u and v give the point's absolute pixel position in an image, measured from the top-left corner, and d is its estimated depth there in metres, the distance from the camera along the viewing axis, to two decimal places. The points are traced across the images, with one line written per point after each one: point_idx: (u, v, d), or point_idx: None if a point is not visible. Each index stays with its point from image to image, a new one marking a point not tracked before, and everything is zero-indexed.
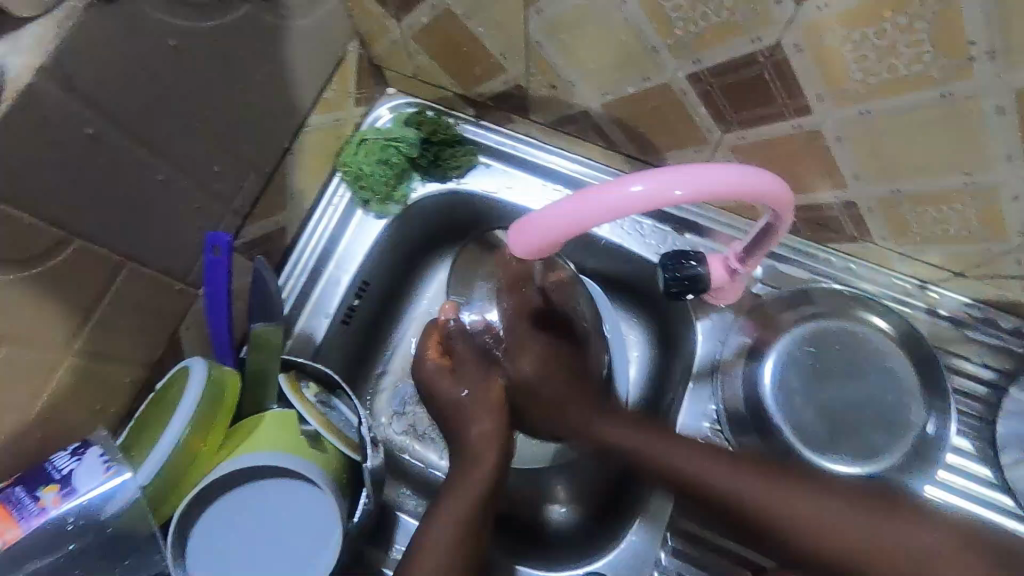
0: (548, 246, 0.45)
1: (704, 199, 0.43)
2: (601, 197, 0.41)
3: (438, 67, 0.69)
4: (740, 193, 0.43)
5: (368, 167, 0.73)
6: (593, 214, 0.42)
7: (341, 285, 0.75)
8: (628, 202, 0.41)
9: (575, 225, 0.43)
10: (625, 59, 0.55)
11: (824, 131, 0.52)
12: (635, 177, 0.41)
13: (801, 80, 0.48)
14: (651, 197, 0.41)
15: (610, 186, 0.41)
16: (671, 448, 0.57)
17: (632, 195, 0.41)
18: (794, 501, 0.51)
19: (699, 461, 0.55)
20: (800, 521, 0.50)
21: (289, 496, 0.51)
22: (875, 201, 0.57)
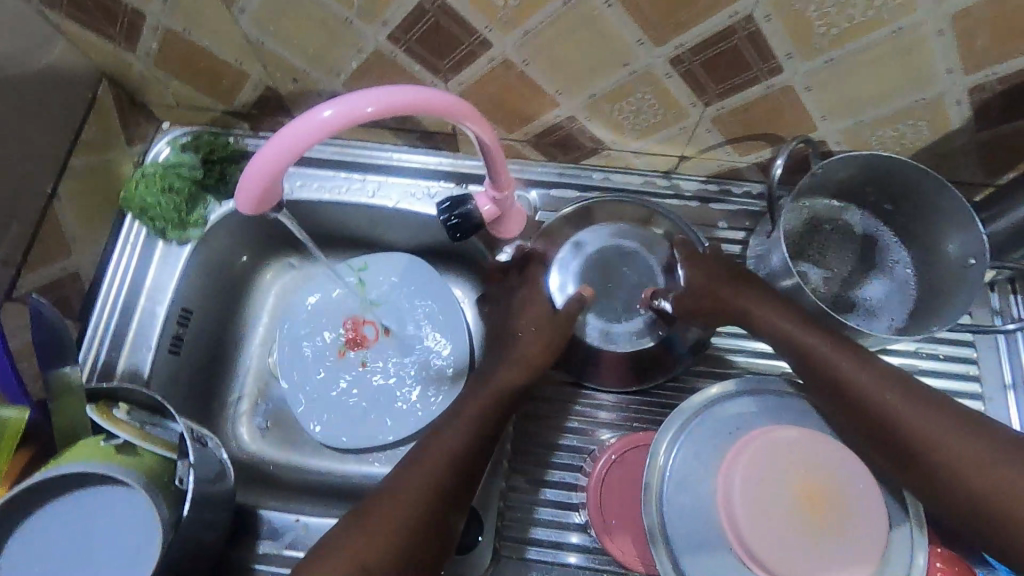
0: (272, 186, 0.49)
1: (393, 113, 0.50)
2: (299, 125, 0.47)
3: (194, 90, 0.73)
4: (416, 107, 0.51)
5: (152, 198, 0.75)
6: (291, 148, 0.47)
7: (157, 316, 0.76)
8: (319, 127, 0.47)
9: (286, 155, 0.48)
10: (332, 36, 0.61)
11: (510, 58, 0.61)
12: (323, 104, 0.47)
13: (468, 17, 0.56)
14: (337, 120, 0.47)
15: (303, 116, 0.47)
16: (834, 351, 0.59)
17: (321, 120, 0.47)
18: (923, 415, 0.54)
19: (851, 368, 0.58)
20: (941, 445, 0.53)
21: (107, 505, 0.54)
22: (585, 109, 0.67)
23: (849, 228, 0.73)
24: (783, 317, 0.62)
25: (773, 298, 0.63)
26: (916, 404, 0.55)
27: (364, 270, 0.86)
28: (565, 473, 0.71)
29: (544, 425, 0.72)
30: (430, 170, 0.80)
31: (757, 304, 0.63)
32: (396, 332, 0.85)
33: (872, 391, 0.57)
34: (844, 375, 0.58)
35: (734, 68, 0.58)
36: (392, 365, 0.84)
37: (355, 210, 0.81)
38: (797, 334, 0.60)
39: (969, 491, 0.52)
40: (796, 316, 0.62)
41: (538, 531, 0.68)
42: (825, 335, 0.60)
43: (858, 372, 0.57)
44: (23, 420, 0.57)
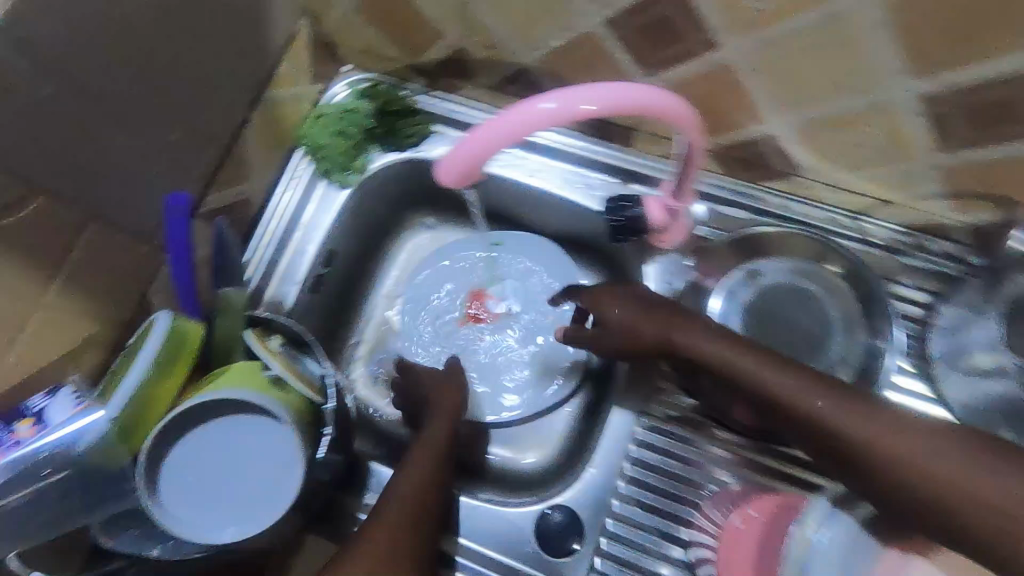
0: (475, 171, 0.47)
1: (612, 113, 0.46)
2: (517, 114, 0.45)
3: (387, 40, 0.74)
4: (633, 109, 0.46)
5: (325, 140, 0.78)
6: (498, 135, 0.45)
7: (307, 254, 0.79)
8: (536, 118, 0.45)
9: (496, 143, 0.46)
10: (547, 10, 0.58)
11: (733, 64, 0.56)
12: (545, 95, 0.45)
13: (704, 14, 0.52)
14: (555, 114, 0.45)
15: (523, 104, 0.45)
16: (776, 374, 0.53)
17: (537, 112, 0.45)
18: (876, 437, 0.47)
19: (795, 387, 0.51)
20: (896, 466, 0.46)
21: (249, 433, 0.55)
22: (793, 129, 0.61)
23: None
24: (749, 359, 0.54)
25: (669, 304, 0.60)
26: (888, 438, 0.47)
27: (499, 246, 0.84)
28: (682, 506, 0.66)
29: (667, 451, 0.69)
30: (596, 160, 0.76)
31: (681, 328, 0.58)
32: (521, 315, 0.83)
33: (837, 413, 0.49)
34: (828, 422, 0.49)
35: (994, 120, 0.51)
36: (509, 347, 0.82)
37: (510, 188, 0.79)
38: (748, 367, 0.54)
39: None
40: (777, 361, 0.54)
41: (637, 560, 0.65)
42: (788, 380, 0.52)
43: (850, 423, 0.48)
44: (201, 334, 0.56)
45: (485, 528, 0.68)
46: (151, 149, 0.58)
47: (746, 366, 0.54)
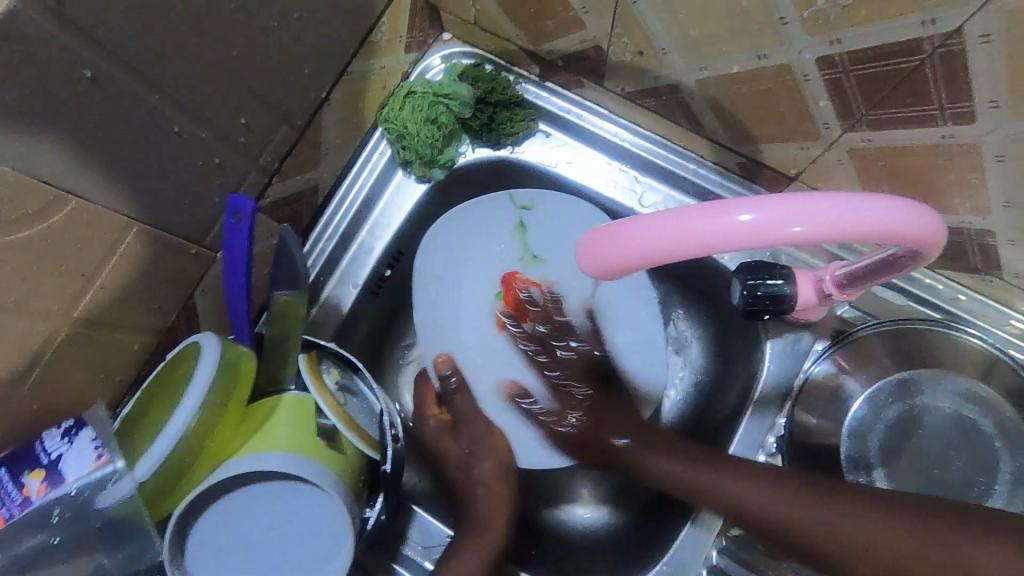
0: (625, 270, 0.35)
1: (830, 240, 0.32)
2: (695, 224, 0.31)
3: (505, 15, 0.59)
4: (869, 236, 0.32)
5: (414, 126, 0.64)
6: (685, 250, 0.32)
7: (373, 253, 0.68)
8: (726, 236, 0.31)
9: (657, 253, 0.33)
10: (738, 28, 0.44)
11: (982, 147, 0.41)
12: (742, 204, 0.31)
13: (976, 81, 0.37)
14: (759, 234, 0.31)
15: (708, 209, 0.32)
16: (731, 479, 0.54)
17: (734, 229, 0.31)
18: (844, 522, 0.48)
19: (744, 487, 0.53)
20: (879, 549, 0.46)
21: (280, 501, 0.46)
22: (1022, 235, 0.46)
23: None
24: (721, 475, 0.54)
25: (665, 460, 0.58)
26: (842, 517, 0.48)
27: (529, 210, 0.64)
28: None
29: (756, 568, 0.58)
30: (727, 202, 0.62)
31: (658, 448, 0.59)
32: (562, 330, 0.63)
33: (813, 522, 0.49)
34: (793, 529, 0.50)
35: None
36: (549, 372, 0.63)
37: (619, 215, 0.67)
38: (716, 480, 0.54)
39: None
40: (760, 477, 0.53)
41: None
42: (766, 487, 0.52)
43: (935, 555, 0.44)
44: (254, 362, 0.48)
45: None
46: (214, 136, 0.47)
47: (798, 516, 0.50)
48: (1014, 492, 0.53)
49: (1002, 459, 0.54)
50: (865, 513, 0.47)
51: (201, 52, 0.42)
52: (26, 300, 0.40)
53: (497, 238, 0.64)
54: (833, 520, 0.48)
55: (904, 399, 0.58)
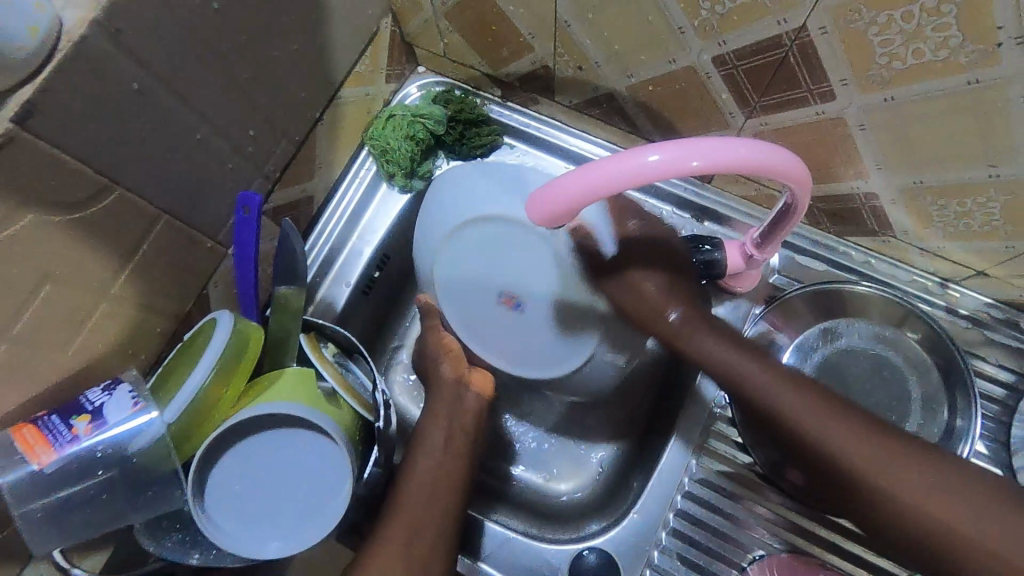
0: (569, 212, 0.44)
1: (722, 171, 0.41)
2: (618, 166, 0.41)
3: (468, 46, 0.71)
4: (754, 168, 0.42)
5: (394, 142, 0.74)
6: (620, 184, 0.41)
7: (363, 256, 0.77)
8: (643, 172, 0.41)
9: (591, 193, 0.42)
10: (650, 40, 0.55)
11: (846, 118, 0.52)
12: (653, 146, 0.41)
13: (828, 66, 0.48)
14: (666, 168, 0.41)
15: (627, 154, 0.41)
16: (808, 407, 0.54)
17: (647, 166, 0.40)
18: (895, 465, 0.51)
19: (856, 437, 0.53)
20: (922, 514, 0.50)
21: (291, 447, 0.53)
22: (898, 192, 0.57)
23: None
24: (817, 412, 0.54)
25: (804, 398, 0.54)
26: (871, 450, 0.52)
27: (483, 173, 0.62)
28: (727, 567, 0.64)
29: (717, 509, 0.65)
30: (670, 193, 0.71)
31: (785, 391, 0.55)
32: (475, 249, 0.61)
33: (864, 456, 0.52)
34: (840, 451, 0.53)
35: None
36: (510, 321, 0.62)
37: None
38: (793, 406, 0.54)
39: (909, 496, 0.51)
40: (843, 414, 0.54)
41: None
42: (824, 411, 0.54)
43: (804, 409, 0.54)
44: (261, 332, 0.55)
45: (509, 559, 0.66)
46: (226, 143, 0.56)
47: (806, 420, 0.54)
48: (923, 415, 0.64)
49: (911, 388, 0.65)
50: (829, 409, 0.54)
51: (218, 73, 0.52)
52: (72, 276, 0.47)
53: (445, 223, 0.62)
54: (814, 421, 0.53)
55: (828, 342, 0.67)
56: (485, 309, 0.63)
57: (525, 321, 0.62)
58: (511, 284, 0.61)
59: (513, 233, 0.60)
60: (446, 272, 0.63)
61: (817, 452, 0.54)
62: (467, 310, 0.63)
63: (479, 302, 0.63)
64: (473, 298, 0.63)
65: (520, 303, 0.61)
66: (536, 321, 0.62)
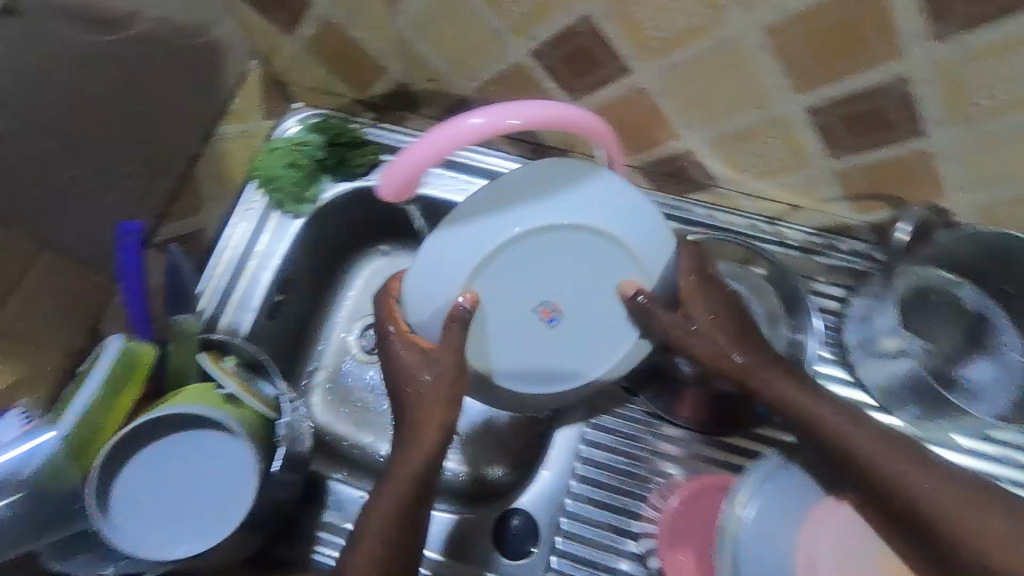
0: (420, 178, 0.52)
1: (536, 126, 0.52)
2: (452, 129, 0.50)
3: (334, 76, 0.78)
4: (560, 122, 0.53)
5: (278, 171, 0.80)
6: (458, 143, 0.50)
7: (262, 281, 0.80)
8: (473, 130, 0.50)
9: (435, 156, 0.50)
10: (478, 45, 0.64)
11: (647, 87, 0.62)
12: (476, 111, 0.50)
13: (616, 45, 0.58)
14: (488, 127, 0.50)
15: (458, 119, 0.50)
16: (889, 451, 0.50)
17: (475, 125, 0.50)
18: (995, 525, 0.46)
19: (953, 496, 0.48)
20: None
21: (188, 446, 0.57)
22: (708, 145, 0.67)
23: (960, 304, 0.73)
24: (902, 464, 0.50)
25: (888, 447, 0.51)
26: (968, 510, 0.47)
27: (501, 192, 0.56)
28: (631, 501, 0.70)
29: (615, 450, 0.72)
30: None
31: (866, 437, 0.51)
32: (499, 273, 0.57)
33: (967, 516, 0.47)
34: (927, 503, 0.48)
35: (873, 126, 0.57)
36: (553, 341, 0.60)
37: None
38: (875, 455, 0.50)
39: (997, 562, 0.45)
40: (935, 473, 0.49)
41: (593, 572, 0.67)
42: (912, 463, 0.50)
43: (889, 459, 0.50)
44: (153, 353, 0.58)
45: (438, 536, 0.70)
46: None
47: (882, 465, 0.50)
48: (770, 332, 0.74)
49: (756, 309, 0.75)
50: (922, 468, 0.49)
51: None
52: None
53: (462, 256, 0.55)
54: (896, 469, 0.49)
55: None
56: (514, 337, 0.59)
57: (558, 337, 0.60)
58: (553, 299, 0.59)
59: (554, 245, 0.57)
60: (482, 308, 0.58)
61: (900, 503, 0.49)
62: (489, 308, 0.58)
63: (516, 318, 0.59)
64: (509, 326, 0.59)
65: (556, 317, 0.59)
66: (568, 338, 0.61)
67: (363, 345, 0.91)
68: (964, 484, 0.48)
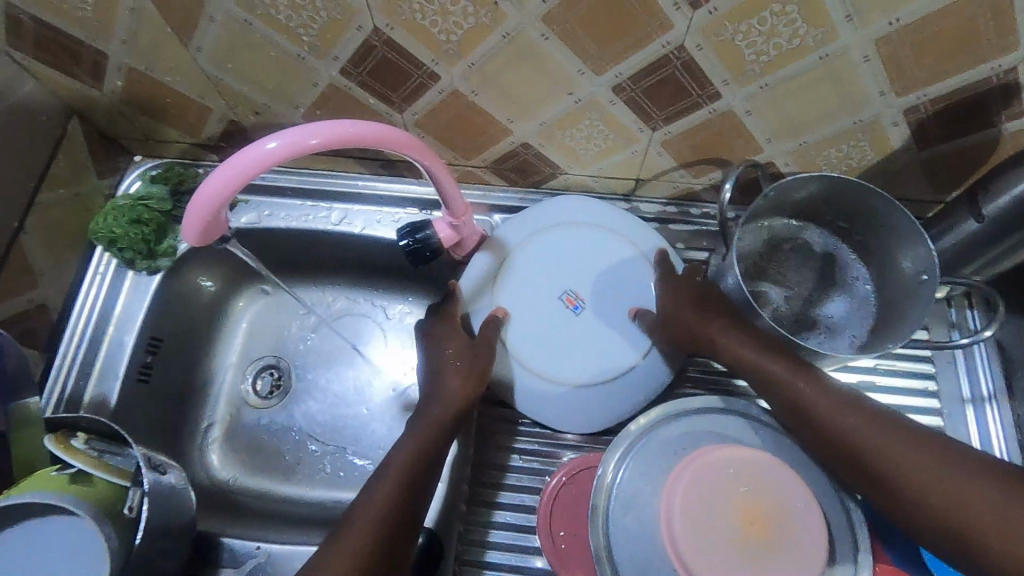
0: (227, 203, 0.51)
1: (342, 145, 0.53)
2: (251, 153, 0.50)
3: (162, 124, 0.76)
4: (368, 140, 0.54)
5: (119, 229, 0.76)
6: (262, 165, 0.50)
7: (126, 346, 0.77)
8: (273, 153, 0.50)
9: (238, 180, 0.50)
10: (287, 72, 0.63)
11: (460, 89, 0.62)
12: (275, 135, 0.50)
13: (414, 52, 0.58)
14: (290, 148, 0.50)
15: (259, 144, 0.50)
16: (816, 392, 0.58)
17: (275, 148, 0.50)
18: (903, 454, 0.53)
19: (866, 430, 0.55)
20: (929, 500, 0.52)
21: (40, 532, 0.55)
22: (539, 136, 0.69)
23: (808, 247, 0.76)
24: (828, 404, 0.57)
25: (819, 390, 0.58)
26: (880, 440, 0.55)
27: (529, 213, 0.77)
28: (526, 494, 0.72)
29: (505, 447, 0.74)
30: (396, 197, 0.83)
31: (801, 384, 0.59)
32: (534, 274, 0.75)
33: (878, 445, 0.55)
34: (850, 437, 0.56)
35: (674, 96, 0.60)
36: (582, 331, 0.73)
37: (325, 238, 0.83)
38: (810, 397, 0.58)
39: (910, 480, 0.52)
40: (857, 413, 0.57)
41: (499, 573, 0.68)
42: (835, 406, 0.57)
43: (821, 402, 0.58)
44: None
45: None
46: None
47: (836, 417, 0.57)
48: None
49: None
50: (852, 407, 0.57)
51: None
52: None
53: (528, 250, 0.76)
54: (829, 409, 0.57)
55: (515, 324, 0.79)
56: (558, 325, 0.73)
57: (583, 324, 0.73)
58: (575, 289, 0.74)
59: (597, 242, 0.76)
60: (514, 296, 0.74)
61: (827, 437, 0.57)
62: (516, 322, 0.73)
63: (547, 305, 0.74)
64: (546, 313, 0.74)
65: (581, 305, 0.73)
66: (593, 325, 0.73)
67: (257, 388, 0.88)
68: (874, 419, 0.56)
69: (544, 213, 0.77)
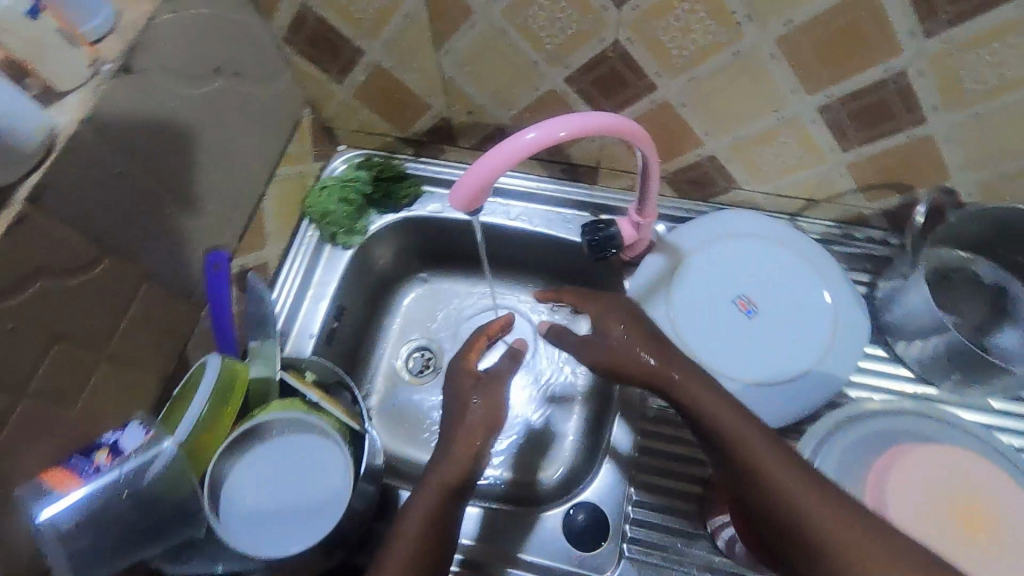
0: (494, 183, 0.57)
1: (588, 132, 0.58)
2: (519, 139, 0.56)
3: (378, 117, 0.86)
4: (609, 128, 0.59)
5: (332, 206, 0.86)
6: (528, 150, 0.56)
7: (321, 308, 0.86)
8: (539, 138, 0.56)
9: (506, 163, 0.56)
10: (517, 76, 0.72)
11: (672, 101, 0.69)
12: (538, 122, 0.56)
13: (643, 64, 0.65)
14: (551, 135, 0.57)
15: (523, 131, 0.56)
16: (762, 449, 0.54)
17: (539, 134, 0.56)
18: (842, 527, 0.49)
19: (804, 497, 0.51)
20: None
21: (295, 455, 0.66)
22: (729, 151, 0.75)
23: (979, 279, 0.78)
24: (776, 466, 0.53)
25: (766, 449, 0.54)
26: (816, 510, 0.51)
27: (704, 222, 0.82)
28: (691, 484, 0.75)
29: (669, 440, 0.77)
30: (567, 199, 0.89)
31: (739, 444, 0.55)
32: (706, 277, 0.79)
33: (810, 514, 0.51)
34: (790, 504, 0.52)
35: (878, 119, 0.65)
36: (752, 333, 0.76)
37: (500, 232, 0.91)
38: (763, 456, 0.54)
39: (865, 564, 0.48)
40: (802, 475, 0.53)
41: (665, 555, 0.71)
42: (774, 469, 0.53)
43: (778, 465, 0.53)
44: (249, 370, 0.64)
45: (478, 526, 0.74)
46: (191, 217, 0.66)
47: (777, 480, 0.53)
48: None
49: None
50: (799, 470, 0.53)
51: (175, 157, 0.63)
52: (77, 333, 0.55)
53: (695, 254, 0.80)
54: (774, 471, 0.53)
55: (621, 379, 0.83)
56: (727, 326, 0.76)
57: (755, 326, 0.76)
58: (748, 294, 0.78)
59: (767, 254, 0.79)
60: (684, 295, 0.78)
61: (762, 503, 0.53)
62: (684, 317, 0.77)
63: (719, 305, 0.77)
64: (718, 314, 0.77)
65: (753, 309, 0.77)
66: (763, 329, 0.76)
67: (410, 366, 0.95)
68: (807, 483, 0.52)
69: (714, 223, 0.81)
